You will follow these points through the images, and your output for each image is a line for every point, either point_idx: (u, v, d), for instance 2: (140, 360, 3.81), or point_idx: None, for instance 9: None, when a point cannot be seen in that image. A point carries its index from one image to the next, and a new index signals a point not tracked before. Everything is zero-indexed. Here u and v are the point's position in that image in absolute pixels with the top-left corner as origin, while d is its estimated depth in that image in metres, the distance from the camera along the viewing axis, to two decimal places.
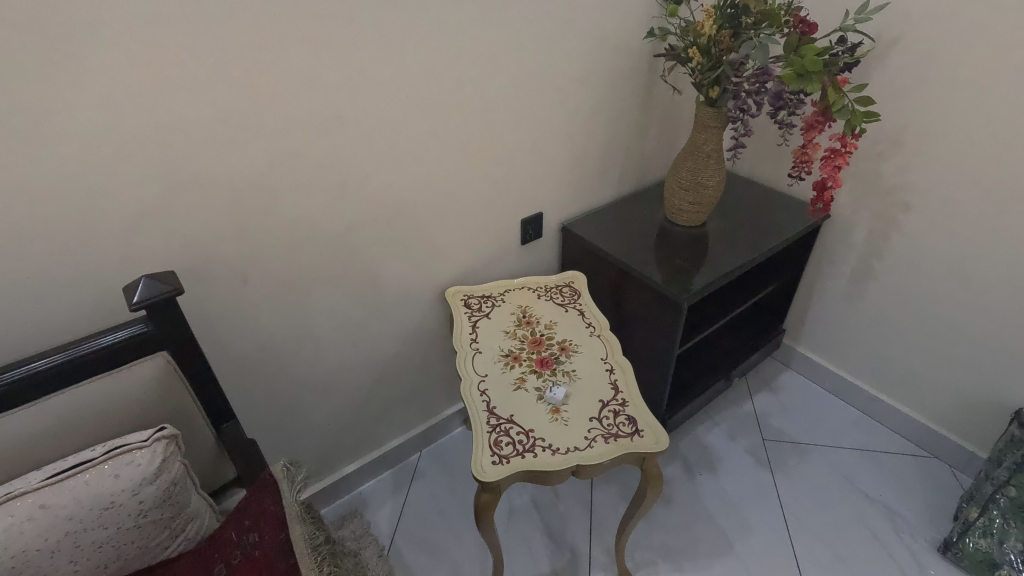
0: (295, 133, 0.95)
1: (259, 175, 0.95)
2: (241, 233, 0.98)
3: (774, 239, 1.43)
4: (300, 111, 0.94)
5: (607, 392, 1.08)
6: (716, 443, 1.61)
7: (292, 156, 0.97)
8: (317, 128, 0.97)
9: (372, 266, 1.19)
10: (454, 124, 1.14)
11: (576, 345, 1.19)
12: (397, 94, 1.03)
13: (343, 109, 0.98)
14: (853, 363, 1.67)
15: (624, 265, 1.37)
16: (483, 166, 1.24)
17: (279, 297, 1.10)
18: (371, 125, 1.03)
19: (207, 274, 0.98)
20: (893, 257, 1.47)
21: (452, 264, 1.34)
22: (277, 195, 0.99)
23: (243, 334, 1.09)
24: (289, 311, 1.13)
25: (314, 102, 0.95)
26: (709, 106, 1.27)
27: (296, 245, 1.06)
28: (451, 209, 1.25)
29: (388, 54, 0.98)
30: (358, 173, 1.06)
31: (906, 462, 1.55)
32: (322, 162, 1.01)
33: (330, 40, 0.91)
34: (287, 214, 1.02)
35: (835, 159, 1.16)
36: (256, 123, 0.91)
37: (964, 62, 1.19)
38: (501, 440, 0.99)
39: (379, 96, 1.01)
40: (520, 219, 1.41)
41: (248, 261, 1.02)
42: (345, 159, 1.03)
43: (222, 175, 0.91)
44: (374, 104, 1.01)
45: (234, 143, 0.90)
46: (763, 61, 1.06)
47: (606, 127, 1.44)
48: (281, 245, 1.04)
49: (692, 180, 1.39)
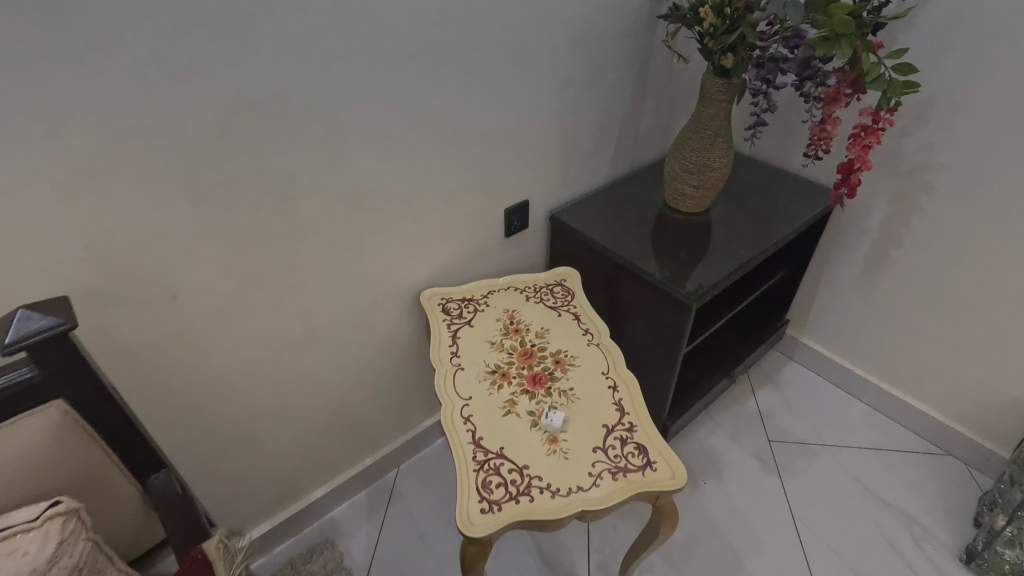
0: (228, 116, 0.76)
1: (185, 168, 0.76)
2: (164, 240, 0.80)
3: (786, 229, 1.30)
4: (235, 87, 0.75)
5: (612, 415, 0.93)
6: (719, 446, 1.49)
7: (229, 145, 0.78)
8: (256, 107, 0.78)
9: (332, 269, 1.02)
10: (427, 99, 0.96)
11: (572, 356, 1.03)
12: (355, 65, 0.84)
13: (288, 83, 0.79)
14: (862, 355, 1.56)
15: (623, 259, 1.22)
16: (459, 153, 1.07)
17: (222, 313, 0.92)
18: (325, 103, 0.84)
19: (127, 291, 0.80)
20: (912, 243, 1.34)
21: (426, 263, 1.17)
22: (208, 194, 0.80)
23: (178, 358, 0.91)
24: (235, 326, 0.95)
25: (249, 75, 0.75)
26: (720, 77, 1.11)
27: (237, 251, 0.88)
28: (424, 201, 1.08)
29: (342, 14, 0.79)
30: (310, 161, 0.88)
31: (921, 462, 1.45)
32: (263, 150, 0.82)
33: (271, 2, 0.73)
34: (223, 215, 0.83)
35: (865, 138, 1.00)
36: (175, 105, 0.71)
37: (1008, 23, 1.04)
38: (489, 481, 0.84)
39: (334, 67, 0.82)
40: (503, 208, 1.24)
41: (176, 275, 0.83)
42: (293, 145, 0.85)
43: (133, 169, 0.72)
44: (326, 77, 0.82)
45: (146, 131, 0.71)
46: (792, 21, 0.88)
47: (600, 102, 1.27)
48: (218, 253, 0.86)
49: (697, 161, 1.23)
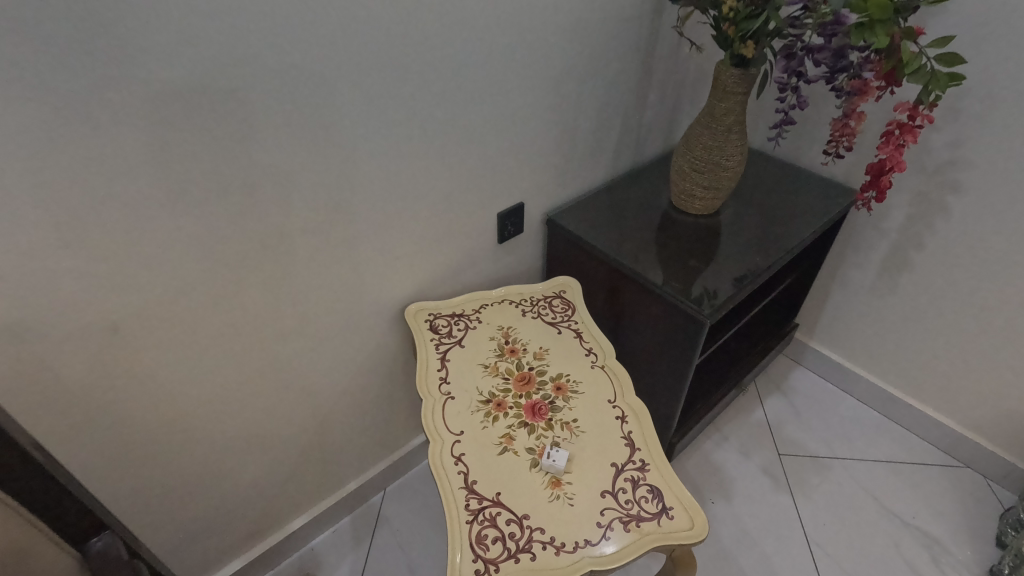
0: (171, 117, 0.65)
1: (121, 181, 0.65)
2: (101, 263, 0.68)
3: (802, 233, 1.21)
4: (179, 83, 0.63)
5: (621, 451, 0.83)
6: (726, 461, 1.41)
7: (176, 151, 0.67)
8: (204, 108, 0.66)
9: (304, 287, 0.90)
10: (409, 93, 0.84)
11: (575, 382, 0.93)
12: (323, 55, 0.72)
13: (244, 77, 0.67)
14: (875, 362, 1.47)
15: (628, 268, 1.12)
16: (446, 153, 0.95)
17: (179, 341, 0.81)
18: (289, 99, 0.72)
19: (60, 322, 0.69)
20: (935, 246, 1.24)
21: (411, 275, 1.06)
22: (152, 208, 0.68)
23: (127, 393, 0.80)
24: (193, 355, 0.84)
25: (196, 67, 0.63)
26: (736, 67, 1.00)
27: (192, 272, 0.76)
28: (407, 207, 0.96)
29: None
30: (275, 168, 0.76)
31: (939, 476, 1.37)
32: (217, 159, 0.70)
33: None
34: (172, 232, 0.72)
35: (900, 136, 0.90)
36: (105, 103, 0.60)
37: None
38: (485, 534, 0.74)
39: (298, 58, 0.70)
40: (496, 211, 1.13)
41: (117, 304, 0.72)
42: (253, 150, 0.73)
43: (55, 183, 0.61)
44: (289, 70, 0.70)
45: (70, 135, 0.60)
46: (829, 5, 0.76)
47: (601, 93, 1.15)
48: (168, 276, 0.74)
49: (707, 160, 1.12)
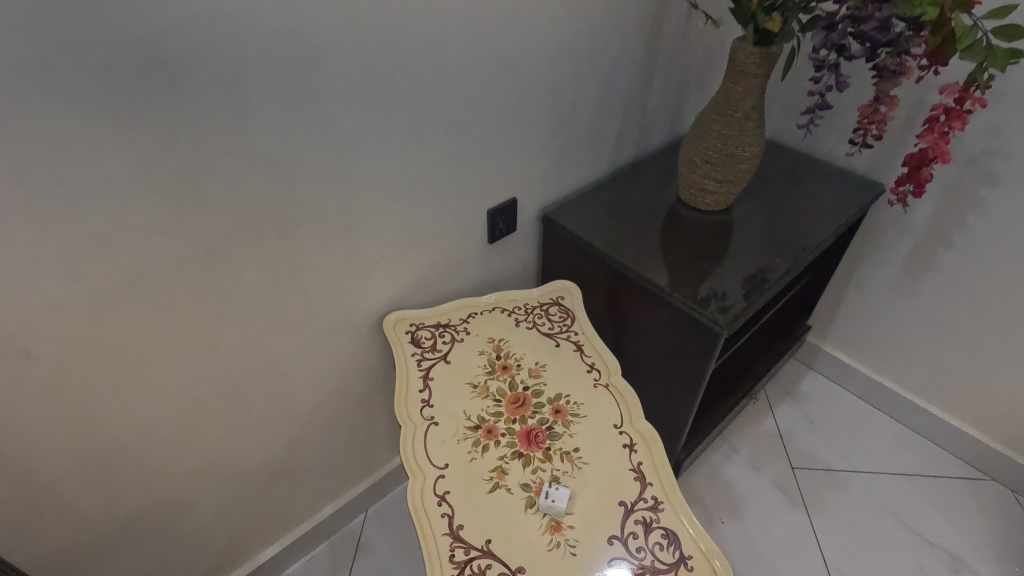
0: (87, 93, 0.53)
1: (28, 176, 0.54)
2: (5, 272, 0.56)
3: (820, 232, 1.10)
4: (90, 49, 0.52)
5: (629, 488, 0.73)
6: (736, 476, 1.31)
7: (96, 137, 0.55)
8: (128, 87, 0.55)
9: (264, 294, 0.79)
10: (380, 68, 0.72)
11: (576, 404, 0.82)
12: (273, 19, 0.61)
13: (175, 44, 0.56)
14: (893, 368, 1.37)
15: (633, 270, 1.01)
16: (427, 139, 0.84)
17: (114, 360, 0.69)
18: (234, 73, 0.61)
19: None
20: (964, 244, 1.14)
21: (390, 281, 0.94)
22: (67, 204, 0.57)
23: (55, 421, 0.68)
24: (134, 378, 0.72)
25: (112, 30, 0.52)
26: (756, 46, 0.89)
27: (124, 281, 0.65)
28: (383, 202, 0.85)
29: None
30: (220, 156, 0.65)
31: (963, 490, 1.28)
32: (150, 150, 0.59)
33: None
34: (95, 232, 0.60)
35: (947, 122, 0.78)
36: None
37: None
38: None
39: (242, 22, 0.59)
40: (485, 208, 1.01)
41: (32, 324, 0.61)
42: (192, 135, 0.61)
43: None
44: (232, 37, 0.59)
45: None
46: None
47: (602, 75, 1.04)
48: (94, 290, 0.63)
49: (721, 151, 1.00)
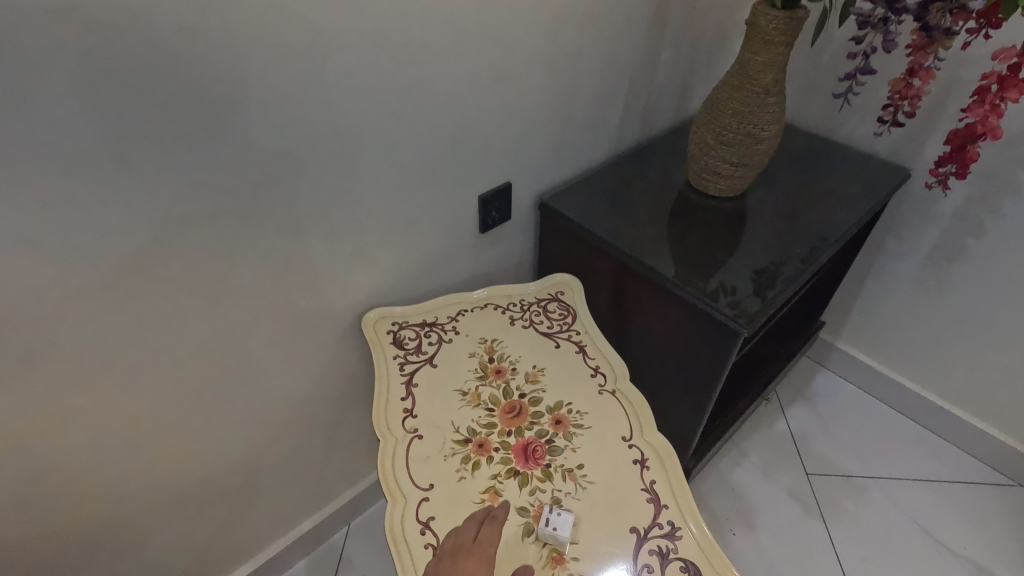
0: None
1: None
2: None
3: (840, 221, 1.00)
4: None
5: (641, 513, 0.64)
6: (747, 483, 1.22)
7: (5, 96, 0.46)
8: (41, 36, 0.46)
9: (222, 289, 0.69)
10: (352, 24, 0.62)
11: (579, 414, 0.73)
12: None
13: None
14: (913, 366, 1.28)
15: (640, 262, 0.91)
16: (409, 112, 0.74)
17: (41, 366, 0.59)
18: (169, 19, 0.51)
19: None
20: (997, 234, 1.05)
21: (370, 275, 0.84)
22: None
23: None
24: (69, 387, 0.62)
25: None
26: (780, 9, 0.79)
27: (46, 272, 0.55)
28: (360, 184, 0.75)
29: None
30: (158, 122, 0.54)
31: (988, 497, 1.20)
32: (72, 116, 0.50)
33: None
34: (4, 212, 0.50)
35: (999, 94, 0.69)
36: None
37: None
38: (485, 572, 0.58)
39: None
40: (476, 194, 0.91)
41: None
42: (120, 96, 0.51)
43: None
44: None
45: None
46: None
47: (606, 46, 0.94)
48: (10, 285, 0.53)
49: (737, 130, 0.91)
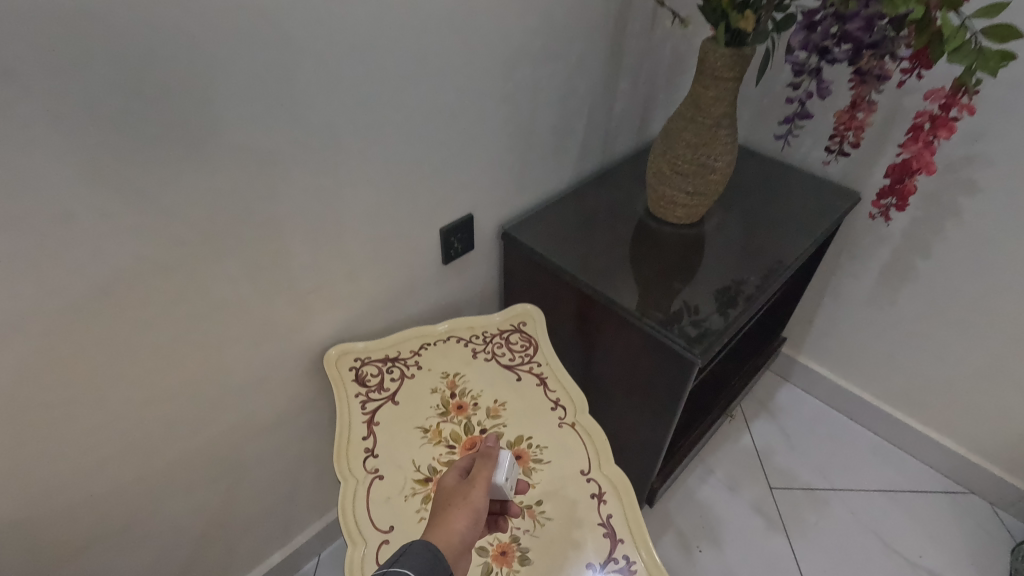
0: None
1: None
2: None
3: (792, 246, 1.03)
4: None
5: (597, 547, 0.66)
6: (713, 500, 1.24)
7: None
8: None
9: (175, 335, 0.67)
10: (301, 68, 0.62)
11: (539, 449, 0.74)
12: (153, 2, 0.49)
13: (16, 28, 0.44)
14: (871, 380, 1.32)
15: (599, 292, 0.92)
16: (367, 152, 0.74)
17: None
18: (103, 66, 0.49)
19: None
20: (942, 255, 1.09)
21: (331, 314, 0.84)
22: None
23: None
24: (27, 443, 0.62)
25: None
26: (727, 48, 0.81)
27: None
28: (317, 224, 0.74)
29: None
30: (101, 172, 0.53)
31: (941, 504, 1.25)
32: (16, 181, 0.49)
33: None
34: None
35: (933, 130, 0.71)
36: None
37: None
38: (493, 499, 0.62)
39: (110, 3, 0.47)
40: (437, 228, 0.92)
41: None
42: (56, 148, 0.50)
43: None
44: (96, 21, 0.47)
45: None
46: None
47: (562, 79, 0.96)
48: None
49: (692, 161, 0.93)
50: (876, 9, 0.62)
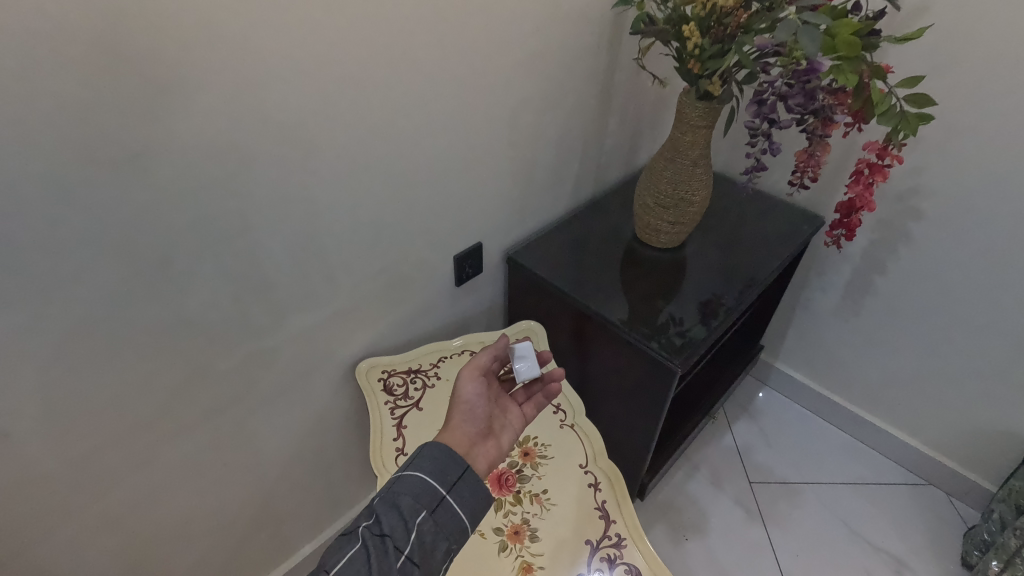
0: (86, 188, 0.56)
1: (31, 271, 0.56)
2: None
3: (764, 265, 1.17)
4: (44, 138, 0.52)
5: (593, 526, 0.79)
6: (698, 493, 1.38)
7: (87, 228, 0.58)
8: (106, 179, 0.57)
9: (239, 353, 0.80)
10: (345, 135, 0.74)
11: (544, 446, 0.88)
12: (234, 95, 0.61)
13: (133, 126, 0.56)
14: (840, 383, 1.46)
15: (592, 310, 1.06)
16: (397, 196, 0.87)
17: (97, 428, 0.70)
18: (205, 146, 0.62)
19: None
20: (897, 273, 1.23)
21: (362, 332, 0.97)
22: (21, 291, 0.57)
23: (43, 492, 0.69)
24: (118, 445, 0.74)
25: (67, 115, 0.52)
26: (701, 101, 0.94)
27: (81, 361, 0.64)
28: (356, 257, 0.88)
29: (215, 24, 0.56)
30: (195, 224, 0.66)
31: (903, 495, 1.38)
32: (133, 236, 0.61)
33: (125, 51, 0.52)
34: (50, 314, 0.60)
35: (870, 176, 0.86)
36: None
37: (1001, 44, 0.94)
38: (478, 385, 0.74)
39: (202, 101, 0.59)
40: (452, 255, 1.05)
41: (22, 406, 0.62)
42: (164, 208, 0.62)
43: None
44: (202, 113, 0.60)
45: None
46: (811, 48, 0.70)
47: (558, 124, 1.09)
48: (81, 367, 0.65)
49: (673, 195, 1.07)
50: (818, 82, 0.75)
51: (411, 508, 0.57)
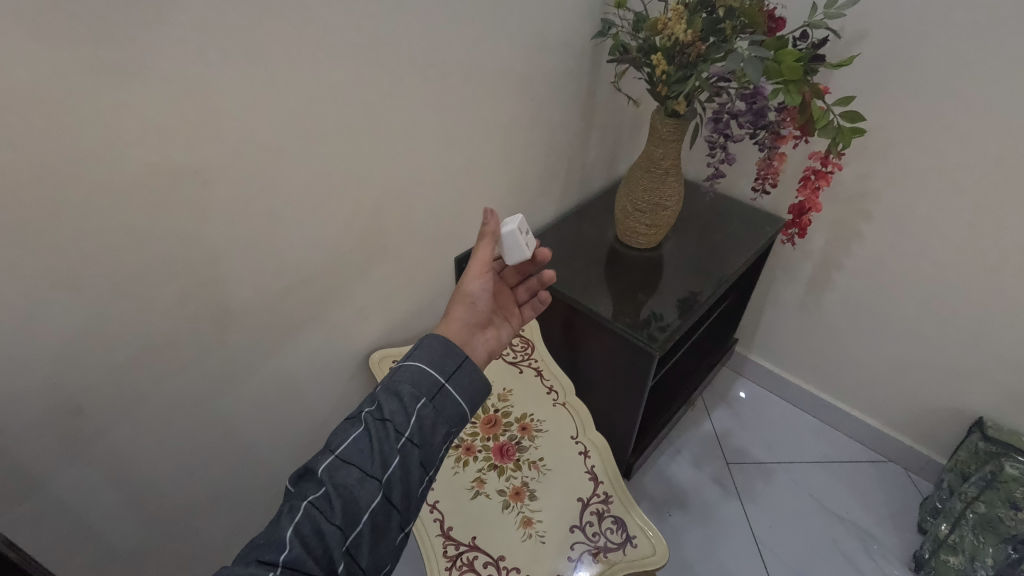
0: (156, 201, 0.67)
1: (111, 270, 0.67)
2: (47, 350, 0.66)
3: (732, 262, 1.30)
4: (128, 162, 0.63)
5: (584, 487, 0.91)
6: (680, 474, 1.50)
7: (156, 234, 0.69)
8: (174, 192, 0.68)
9: (270, 344, 0.91)
10: (363, 152, 0.87)
11: (539, 421, 1.00)
12: (271, 121, 0.74)
13: (195, 150, 0.68)
14: (807, 370, 1.60)
15: (580, 303, 1.18)
16: (405, 204, 0.99)
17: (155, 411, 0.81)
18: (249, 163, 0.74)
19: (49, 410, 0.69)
20: (851, 268, 1.38)
21: (373, 325, 1.09)
22: (102, 288, 0.67)
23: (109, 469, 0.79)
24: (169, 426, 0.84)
25: (141, 144, 0.63)
26: (670, 118, 1.08)
27: (146, 350, 0.75)
28: (370, 259, 1.00)
29: (260, 64, 0.69)
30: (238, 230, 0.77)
31: (866, 471, 1.52)
32: (192, 240, 0.73)
33: (193, 86, 0.64)
34: (124, 310, 0.70)
35: (815, 181, 1.00)
36: (41, 180, 0.58)
37: (924, 67, 1.09)
38: (484, 282, 0.79)
39: (247, 128, 0.71)
40: (452, 257, 1.18)
41: (98, 391, 0.72)
42: (216, 217, 0.74)
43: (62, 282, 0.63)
44: (248, 135, 0.72)
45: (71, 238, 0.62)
46: (755, 75, 0.84)
47: (545, 138, 1.22)
48: (145, 356, 0.75)
49: (648, 201, 1.20)
50: (765, 102, 0.89)
51: (411, 395, 0.63)
